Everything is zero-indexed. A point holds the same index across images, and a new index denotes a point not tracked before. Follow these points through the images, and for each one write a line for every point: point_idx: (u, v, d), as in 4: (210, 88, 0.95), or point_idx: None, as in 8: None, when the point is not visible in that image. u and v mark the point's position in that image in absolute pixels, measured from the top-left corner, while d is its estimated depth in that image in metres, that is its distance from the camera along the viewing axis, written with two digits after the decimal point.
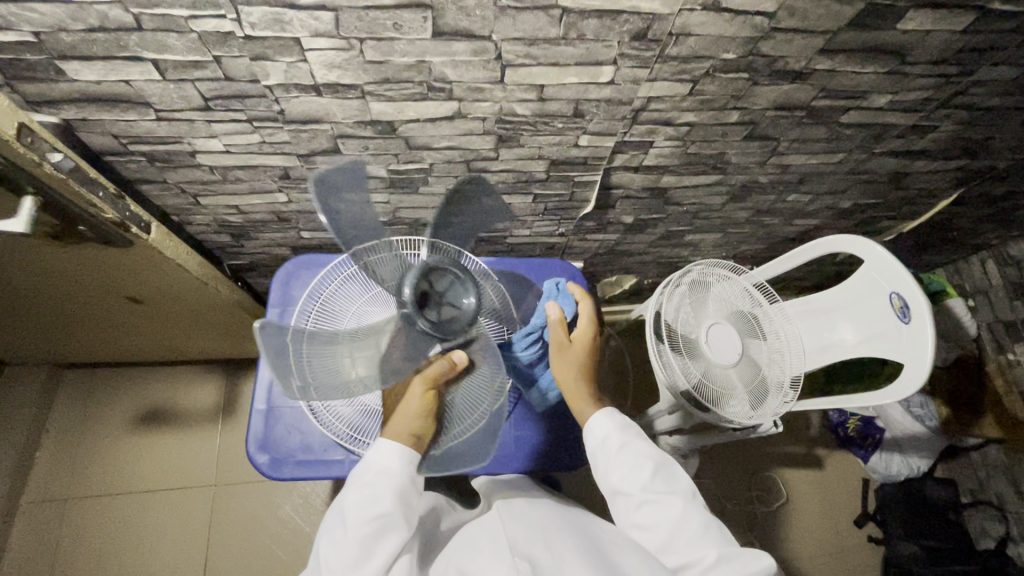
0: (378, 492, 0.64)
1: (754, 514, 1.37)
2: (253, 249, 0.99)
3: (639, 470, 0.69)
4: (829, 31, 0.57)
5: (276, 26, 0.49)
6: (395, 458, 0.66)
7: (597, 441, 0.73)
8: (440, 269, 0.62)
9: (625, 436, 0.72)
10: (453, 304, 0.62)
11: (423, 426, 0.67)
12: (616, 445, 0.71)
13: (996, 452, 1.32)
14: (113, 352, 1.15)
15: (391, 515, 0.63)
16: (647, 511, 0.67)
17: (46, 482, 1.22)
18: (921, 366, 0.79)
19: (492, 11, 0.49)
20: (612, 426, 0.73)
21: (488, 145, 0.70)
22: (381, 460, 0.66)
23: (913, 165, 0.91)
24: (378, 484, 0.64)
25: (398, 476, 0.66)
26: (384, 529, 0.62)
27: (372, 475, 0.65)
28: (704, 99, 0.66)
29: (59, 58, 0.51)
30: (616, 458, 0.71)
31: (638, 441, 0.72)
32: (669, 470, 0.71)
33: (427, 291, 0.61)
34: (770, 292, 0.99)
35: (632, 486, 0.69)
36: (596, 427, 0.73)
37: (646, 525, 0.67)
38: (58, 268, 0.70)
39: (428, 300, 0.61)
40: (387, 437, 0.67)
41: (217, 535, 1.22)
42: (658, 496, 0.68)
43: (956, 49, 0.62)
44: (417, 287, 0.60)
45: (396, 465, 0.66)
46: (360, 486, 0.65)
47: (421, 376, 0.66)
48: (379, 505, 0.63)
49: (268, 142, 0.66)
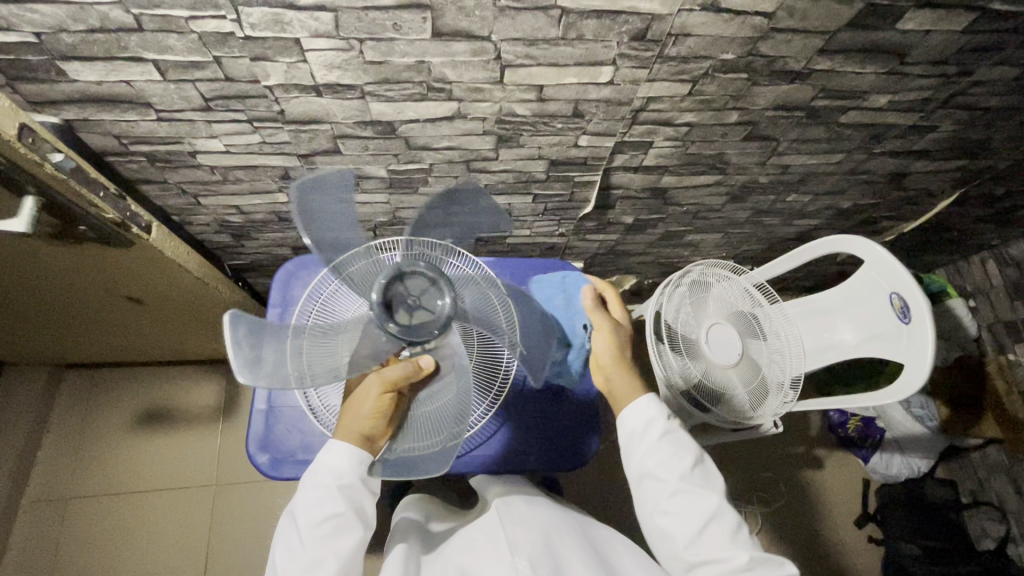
0: (329, 495, 0.63)
1: (754, 514, 1.37)
2: (254, 249, 0.99)
3: (679, 459, 0.69)
4: (829, 31, 0.57)
5: (276, 27, 0.49)
6: (345, 460, 0.64)
7: (639, 424, 0.72)
8: (415, 272, 0.63)
9: (668, 424, 0.71)
10: (426, 306, 0.62)
11: (377, 426, 0.65)
12: (659, 431, 0.70)
13: (996, 453, 1.32)
14: (114, 352, 1.15)
15: (344, 516, 0.63)
16: (681, 500, 0.67)
17: (46, 483, 1.22)
18: (921, 366, 0.79)
19: (492, 11, 0.49)
20: (657, 411, 0.72)
21: (488, 145, 0.70)
22: (331, 461, 0.64)
23: (913, 165, 0.91)
24: (328, 486, 0.63)
25: (348, 477, 0.64)
26: (339, 530, 0.63)
27: (323, 477, 0.64)
28: (703, 99, 0.66)
29: (60, 59, 0.51)
30: (655, 444, 0.70)
31: (680, 431, 0.72)
32: (705, 465, 0.70)
33: (400, 295, 0.62)
34: (770, 292, 0.99)
35: (670, 473, 0.68)
36: (636, 413, 0.72)
37: (677, 514, 0.67)
38: (59, 268, 0.70)
39: (401, 303, 0.62)
40: (338, 436, 0.65)
41: (217, 536, 1.22)
42: (694, 488, 0.67)
43: (956, 50, 0.62)
44: (385, 291, 0.62)
45: (346, 466, 0.64)
46: (313, 487, 0.64)
47: (380, 377, 0.62)
48: (331, 507, 0.63)
49: (268, 143, 0.66)
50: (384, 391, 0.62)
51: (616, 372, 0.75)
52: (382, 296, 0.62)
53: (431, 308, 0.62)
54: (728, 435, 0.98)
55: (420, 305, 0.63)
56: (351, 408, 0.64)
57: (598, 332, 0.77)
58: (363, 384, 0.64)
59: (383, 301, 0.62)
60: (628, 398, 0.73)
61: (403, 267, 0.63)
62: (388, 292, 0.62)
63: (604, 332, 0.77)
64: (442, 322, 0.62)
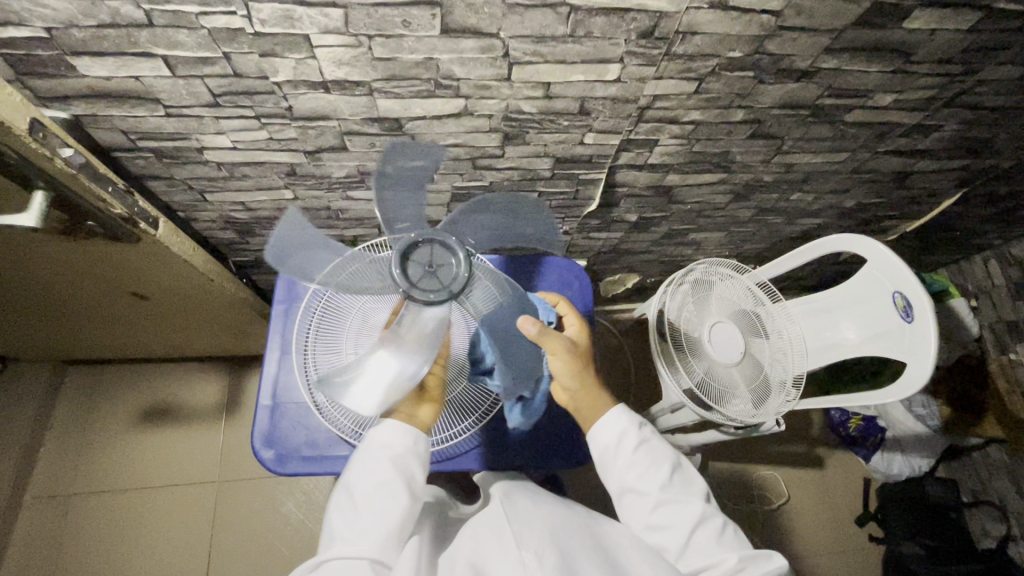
0: (376, 463, 0.66)
1: (755, 512, 1.37)
2: (259, 245, 0.99)
3: (656, 470, 0.71)
4: (835, 29, 0.57)
5: (287, 23, 0.49)
6: (390, 433, 0.68)
7: (612, 440, 0.72)
8: (446, 242, 0.62)
9: (641, 434, 0.73)
10: (443, 271, 0.61)
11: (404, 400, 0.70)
12: (633, 443, 0.72)
13: (997, 452, 1.32)
14: (118, 348, 1.16)
15: (392, 483, 0.65)
16: (665, 510, 0.69)
17: (49, 478, 1.22)
18: (924, 364, 0.79)
19: (501, 9, 0.50)
20: (629, 423, 0.73)
21: (494, 142, 0.71)
22: (377, 436, 0.68)
23: (916, 165, 0.91)
24: (375, 456, 0.66)
25: (393, 448, 0.67)
26: (389, 495, 0.64)
27: (368, 449, 0.67)
28: (709, 97, 0.66)
29: (70, 54, 0.51)
30: (632, 457, 0.71)
31: (654, 440, 0.73)
32: (683, 470, 0.73)
33: (420, 257, 0.62)
34: (773, 291, 1.00)
35: (650, 485, 0.70)
36: (608, 426, 0.72)
37: (663, 525, 0.68)
38: (66, 263, 0.70)
39: (420, 266, 0.61)
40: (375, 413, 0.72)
41: (220, 532, 1.23)
42: (675, 496, 0.70)
43: (962, 49, 0.62)
44: (412, 244, 0.61)
45: (390, 439, 0.67)
46: (360, 460, 0.67)
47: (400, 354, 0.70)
48: (378, 474, 0.65)
49: (275, 139, 0.67)
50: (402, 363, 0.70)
51: (583, 391, 0.73)
52: (404, 252, 0.61)
53: (447, 275, 0.61)
54: (729, 434, 0.98)
55: (436, 271, 0.61)
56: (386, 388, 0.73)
57: (557, 355, 0.70)
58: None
59: (404, 256, 0.61)
60: (593, 414, 0.74)
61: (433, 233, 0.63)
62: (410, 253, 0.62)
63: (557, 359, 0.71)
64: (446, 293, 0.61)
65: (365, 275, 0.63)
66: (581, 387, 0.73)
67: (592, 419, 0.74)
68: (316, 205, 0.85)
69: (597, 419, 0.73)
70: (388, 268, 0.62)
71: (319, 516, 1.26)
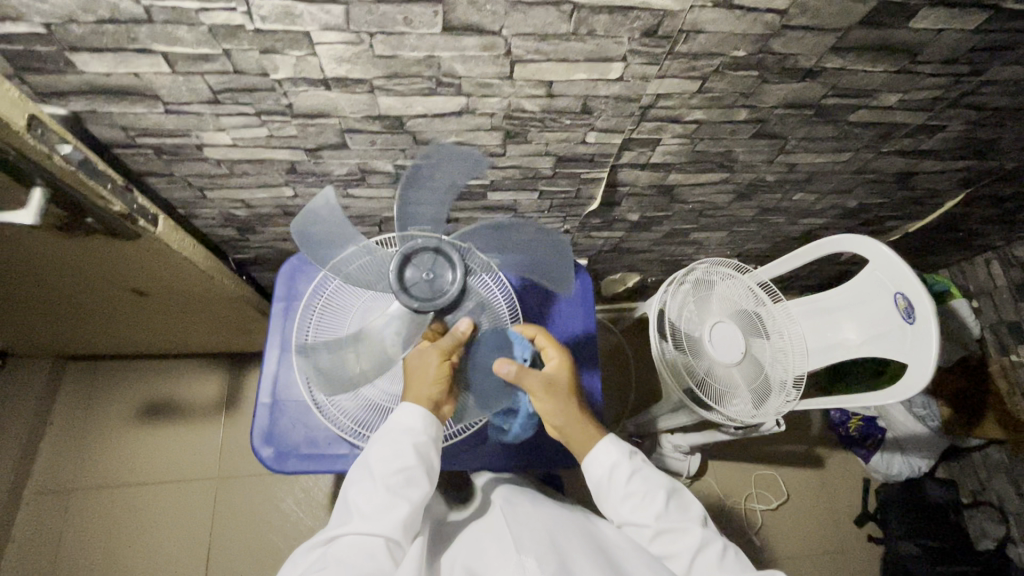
0: (404, 449, 0.64)
1: (753, 512, 1.37)
2: (259, 243, 0.99)
3: (652, 498, 0.69)
4: (840, 29, 0.57)
5: (287, 20, 0.49)
6: (418, 419, 0.66)
7: (604, 471, 0.70)
8: (449, 254, 0.63)
9: (634, 463, 0.71)
10: (438, 280, 0.63)
11: (444, 389, 0.67)
12: (626, 474, 0.70)
13: (998, 454, 1.32)
14: (117, 345, 1.15)
15: (416, 470, 0.65)
16: (664, 539, 0.68)
17: (50, 473, 1.22)
18: (924, 367, 0.79)
19: (503, 7, 0.49)
20: (620, 454, 0.71)
21: (496, 141, 0.70)
22: (404, 418, 0.65)
23: (920, 165, 0.91)
24: (403, 441, 0.64)
25: (421, 434, 0.65)
26: (409, 482, 0.64)
27: (396, 433, 0.65)
28: (713, 97, 0.66)
29: (69, 50, 0.51)
30: (627, 488, 0.69)
31: (647, 468, 0.71)
32: (679, 495, 0.72)
33: (420, 263, 0.63)
34: (773, 291, 0.99)
35: (648, 517, 0.68)
36: (602, 459, 0.70)
37: (665, 554, 0.68)
38: (65, 260, 0.70)
39: (419, 271, 0.63)
40: (409, 400, 0.66)
41: (220, 528, 1.23)
42: (673, 525, 0.68)
43: (968, 49, 0.62)
44: (413, 249, 0.63)
45: (419, 425, 0.65)
46: (385, 442, 0.65)
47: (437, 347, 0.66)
48: (405, 460, 0.64)
49: (276, 137, 0.66)
50: (445, 358, 0.66)
51: (568, 424, 0.70)
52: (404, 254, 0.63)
53: (443, 285, 0.63)
54: (730, 434, 0.98)
55: (432, 280, 0.63)
56: (412, 374, 0.67)
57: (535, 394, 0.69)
58: (420, 357, 0.67)
59: (404, 259, 0.63)
60: (584, 446, 0.71)
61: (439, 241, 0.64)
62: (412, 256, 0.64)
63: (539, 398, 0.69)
64: (429, 306, 0.62)
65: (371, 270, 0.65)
66: (565, 421, 0.70)
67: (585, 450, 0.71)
68: None
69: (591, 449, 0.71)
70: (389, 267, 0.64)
71: (318, 513, 1.26)
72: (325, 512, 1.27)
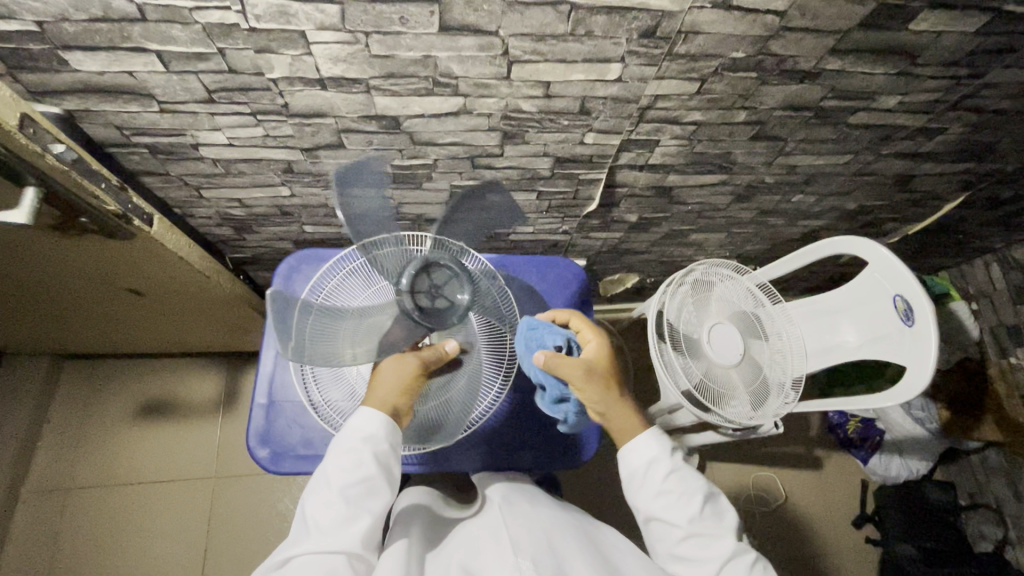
0: (363, 458, 0.65)
1: (751, 514, 1.37)
2: (256, 242, 0.98)
3: (687, 500, 0.69)
4: (840, 30, 0.56)
5: (282, 19, 0.48)
6: (379, 427, 0.66)
7: (642, 463, 0.71)
8: (465, 283, 0.64)
9: (673, 461, 0.71)
10: (442, 300, 0.64)
11: (409, 400, 0.68)
12: (664, 472, 0.70)
13: (996, 456, 1.32)
14: (113, 343, 1.15)
15: (377, 479, 0.65)
16: (693, 543, 0.67)
17: (45, 472, 1.22)
18: (924, 370, 0.79)
19: (500, 7, 0.49)
20: (661, 449, 0.71)
21: (493, 142, 0.70)
22: (364, 427, 0.66)
23: (919, 168, 0.90)
24: (362, 450, 0.65)
25: (380, 443, 0.66)
26: (369, 492, 0.65)
27: (355, 442, 0.65)
28: (712, 98, 0.65)
29: (62, 49, 0.51)
30: (663, 485, 0.69)
31: (686, 468, 0.71)
32: (714, 501, 0.71)
33: (434, 275, 0.64)
34: (772, 292, 0.98)
35: (680, 517, 0.68)
36: (643, 449, 0.71)
37: (690, 558, 0.67)
38: (59, 260, 0.69)
39: (429, 283, 0.64)
40: (372, 403, 0.67)
41: (216, 528, 1.23)
42: (706, 531, 0.68)
43: (968, 51, 0.61)
44: (431, 261, 0.64)
45: (380, 433, 0.66)
46: (344, 451, 0.65)
47: (419, 358, 0.68)
48: (364, 470, 0.64)
49: (271, 136, 0.66)
50: (422, 370, 0.68)
51: (614, 411, 0.70)
52: (424, 262, 0.64)
53: (444, 306, 0.64)
54: (728, 436, 0.98)
55: (434, 298, 0.64)
56: (383, 376, 0.68)
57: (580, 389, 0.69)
58: (395, 365, 0.67)
59: (423, 266, 0.64)
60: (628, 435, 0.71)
61: (461, 269, 0.65)
62: (432, 269, 0.65)
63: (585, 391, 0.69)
64: (423, 316, 0.63)
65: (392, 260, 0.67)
66: (611, 407, 0.70)
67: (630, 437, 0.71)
68: (313, 202, 0.84)
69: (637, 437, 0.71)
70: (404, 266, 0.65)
71: None
72: None
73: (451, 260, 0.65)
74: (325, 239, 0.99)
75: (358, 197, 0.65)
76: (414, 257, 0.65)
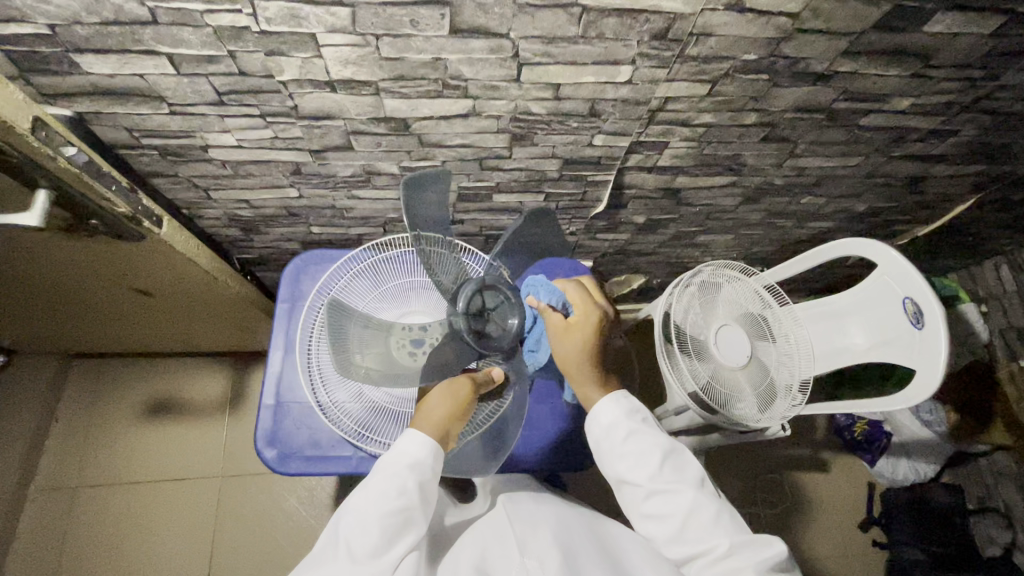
0: (407, 485, 0.64)
1: (759, 516, 1.36)
2: (263, 243, 0.98)
3: (646, 460, 0.68)
4: (853, 32, 0.56)
5: (293, 22, 0.48)
6: (425, 452, 0.65)
7: (601, 429, 0.71)
8: (516, 309, 0.69)
9: (632, 423, 0.70)
10: (492, 325, 0.69)
11: (457, 423, 0.67)
12: (623, 435, 0.69)
13: (1005, 460, 1.31)
14: (122, 343, 1.15)
15: (415, 509, 0.64)
16: (657, 500, 0.67)
17: (54, 470, 1.23)
18: (934, 373, 0.78)
19: (511, 9, 0.48)
20: (619, 413, 0.70)
21: (502, 143, 0.70)
22: (412, 451, 0.65)
23: (931, 169, 0.89)
24: (407, 476, 0.64)
25: (425, 471, 0.65)
26: (406, 521, 0.63)
27: (402, 468, 0.64)
28: (722, 100, 0.65)
29: (74, 52, 0.51)
30: (622, 448, 0.69)
31: (643, 428, 0.70)
32: (676, 456, 0.70)
33: (487, 298, 0.69)
34: (780, 293, 0.97)
35: (641, 477, 0.68)
36: (603, 414, 0.71)
37: (657, 515, 0.67)
38: (67, 261, 0.69)
39: (481, 306, 0.69)
40: (422, 427, 0.66)
41: (223, 527, 1.23)
42: (667, 486, 0.67)
43: (984, 53, 0.61)
44: (484, 287, 0.69)
45: (426, 460, 0.65)
46: (388, 475, 0.64)
47: (471, 379, 0.68)
48: (405, 499, 0.63)
49: (280, 138, 0.66)
50: (473, 394, 0.67)
51: (574, 368, 0.71)
52: (482, 284, 0.69)
53: (494, 332, 0.69)
54: (732, 437, 0.97)
55: (485, 323, 0.69)
56: (433, 399, 0.67)
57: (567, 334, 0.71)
58: (449, 384, 0.67)
59: (478, 290, 0.69)
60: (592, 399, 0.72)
61: (515, 298, 0.70)
62: (485, 293, 0.69)
63: (569, 334, 0.71)
64: (476, 337, 0.67)
65: (444, 266, 0.69)
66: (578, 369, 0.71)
67: (597, 397, 0.72)
68: (321, 203, 0.84)
69: (602, 398, 0.71)
70: (460, 285, 0.69)
71: (321, 513, 1.26)
72: (329, 511, 1.27)
73: (502, 284, 0.70)
74: (332, 239, 0.99)
75: (422, 199, 0.64)
76: (471, 279, 0.69)
